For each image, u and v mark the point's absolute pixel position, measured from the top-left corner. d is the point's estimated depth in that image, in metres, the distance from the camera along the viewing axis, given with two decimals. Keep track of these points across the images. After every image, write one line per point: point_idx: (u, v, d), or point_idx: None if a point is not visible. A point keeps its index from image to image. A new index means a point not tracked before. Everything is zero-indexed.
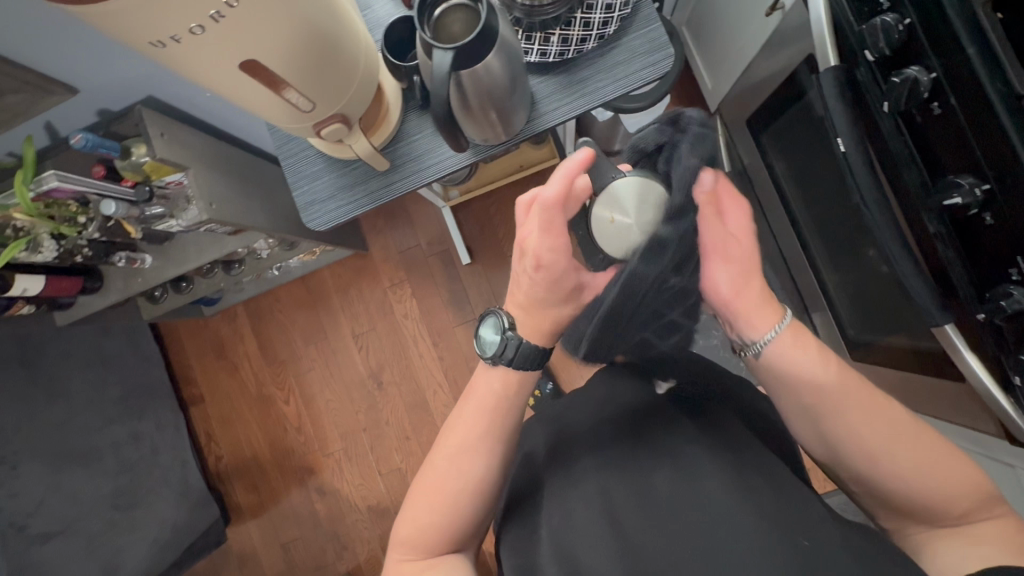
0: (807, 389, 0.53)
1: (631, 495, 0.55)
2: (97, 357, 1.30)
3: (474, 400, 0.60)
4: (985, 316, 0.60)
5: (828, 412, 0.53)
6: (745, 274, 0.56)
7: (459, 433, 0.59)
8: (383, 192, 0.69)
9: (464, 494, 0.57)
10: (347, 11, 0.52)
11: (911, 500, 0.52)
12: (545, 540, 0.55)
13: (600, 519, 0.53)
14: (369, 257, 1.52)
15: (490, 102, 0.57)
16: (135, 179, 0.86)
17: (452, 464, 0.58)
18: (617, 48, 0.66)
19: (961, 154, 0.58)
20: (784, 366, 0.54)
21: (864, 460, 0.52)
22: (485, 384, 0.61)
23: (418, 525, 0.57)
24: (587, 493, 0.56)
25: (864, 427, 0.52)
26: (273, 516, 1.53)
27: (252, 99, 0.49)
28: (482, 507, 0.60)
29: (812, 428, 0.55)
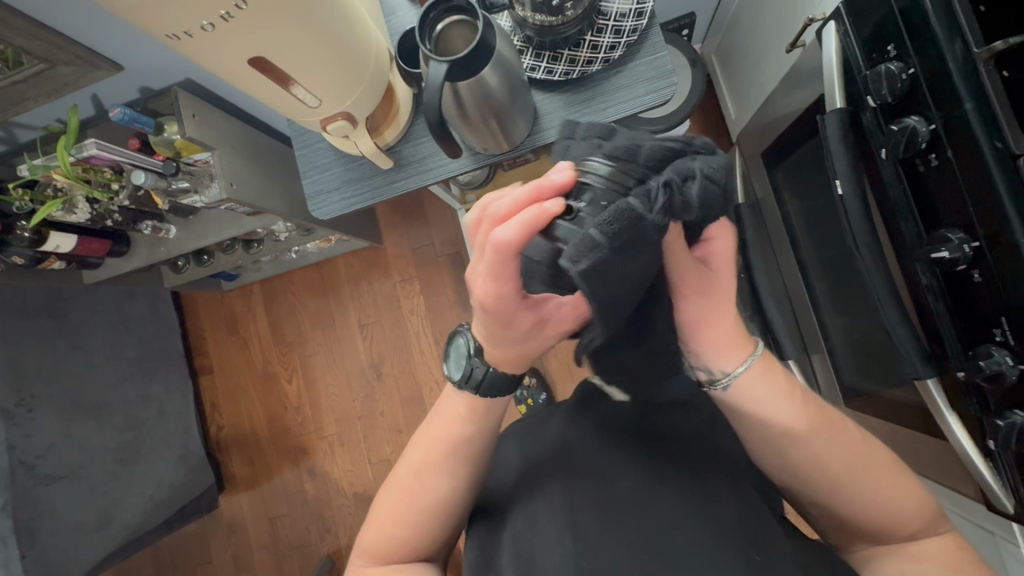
0: (765, 429, 0.54)
1: (589, 498, 0.56)
2: (118, 317, 1.38)
3: (439, 419, 0.61)
4: (965, 374, 0.59)
5: (799, 440, 0.53)
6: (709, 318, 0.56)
7: (422, 451, 0.60)
8: (387, 187, 0.72)
9: (427, 512, 0.59)
10: (357, 15, 0.55)
11: (866, 520, 0.53)
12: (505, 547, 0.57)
13: (558, 513, 0.56)
14: (383, 250, 1.56)
15: (490, 113, 0.59)
16: (166, 155, 0.92)
17: (418, 480, 0.59)
18: (622, 73, 0.68)
19: (953, 207, 0.57)
20: (754, 398, 0.55)
21: (826, 484, 0.53)
22: (450, 403, 0.61)
23: (377, 535, 0.60)
24: (551, 501, 0.57)
25: (830, 452, 0.53)
26: (264, 491, 1.58)
27: (262, 93, 0.53)
28: (449, 527, 0.61)
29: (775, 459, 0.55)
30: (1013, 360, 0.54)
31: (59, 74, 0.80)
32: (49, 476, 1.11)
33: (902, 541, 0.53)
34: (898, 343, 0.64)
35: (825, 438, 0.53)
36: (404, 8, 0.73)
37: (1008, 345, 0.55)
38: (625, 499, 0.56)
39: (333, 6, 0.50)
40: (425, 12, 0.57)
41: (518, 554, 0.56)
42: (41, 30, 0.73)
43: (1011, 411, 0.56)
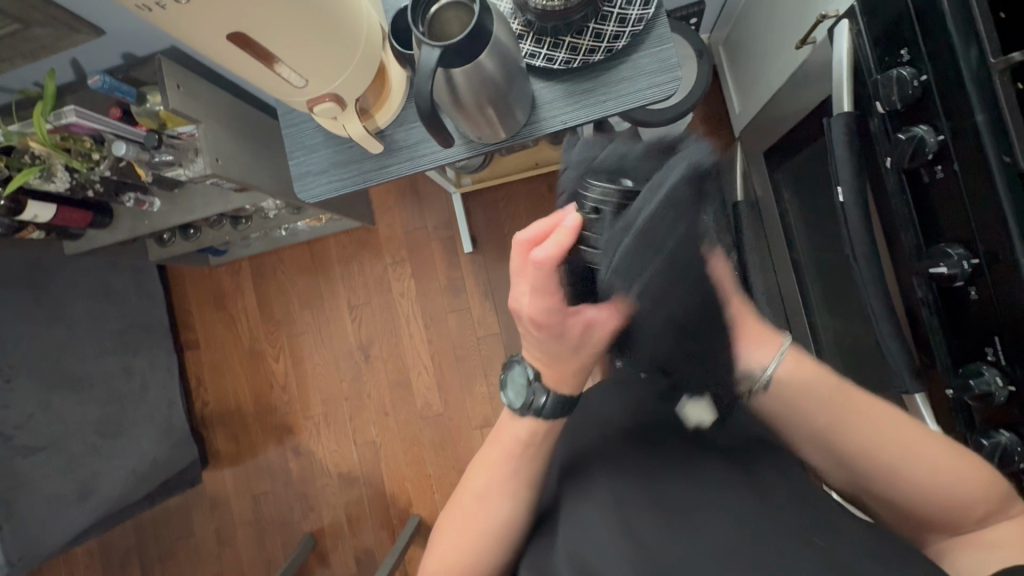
0: (805, 400, 0.54)
1: (645, 496, 0.56)
2: (101, 288, 1.35)
3: (497, 445, 0.61)
4: (954, 392, 0.58)
5: (843, 421, 0.53)
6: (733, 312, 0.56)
7: (481, 476, 0.60)
8: (375, 173, 0.70)
9: (497, 542, 0.59)
10: None
11: (932, 506, 0.51)
12: (562, 554, 0.56)
13: (610, 513, 0.55)
14: (375, 231, 1.53)
15: (485, 101, 0.56)
16: (149, 126, 0.88)
17: (477, 506, 0.59)
18: (625, 64, 0.65)
19: (956, 221, 0.56)
20: (789, 389, 0.55)
21: (877, 469, 0.52)
22: (511, 430, 0.61)
23: (433, 559, 0.61)
24: (600, 499, 0.57)
25: (876, 433, 0.51)
26: (249, 467, 1.58)
27: (244, 71, 0.50)
28: (505, 549, 0.61)
29: (822, 447, 0.55)
30: (1003, 381, 0.54)
31: (35, 36, 0.76)
32: (29, 448, 1.12)
33: (975, 527, 0.51)
34: (889, 357, 0.63)
35: (865, 418, 0.52)
36: None
37: (999, 365, 0.55)
38: (680, 501, 0.55)
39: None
40: None
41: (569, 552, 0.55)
42: None
43: (996, 430, 0.55)
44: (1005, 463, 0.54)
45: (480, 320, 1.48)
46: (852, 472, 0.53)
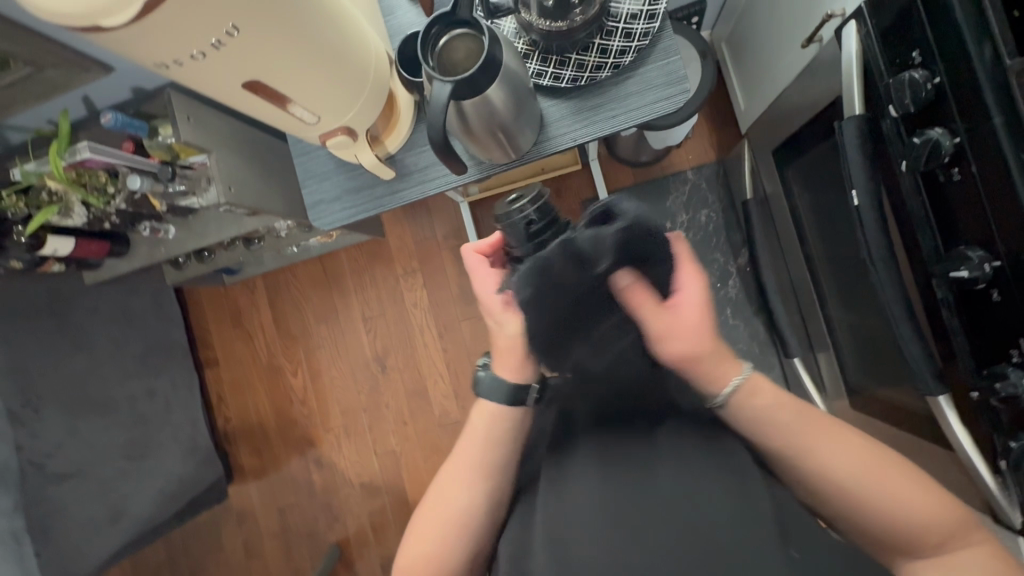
0: (762, 426, 0.58)
1: (630, 490, 0.56)
2: (121, 313, 1.37)
3: (468, 437, 0.66)
4: (979, 394, 0.58)
5: (804, 445, 0.57)
6: (699, 346, 0.59)
7: (452, 468, 0.65)
8: (387, 198, 0.70)
9: (452, 525, 0.63)
10: (354, 27, 0.53)
11: (890, 531, 0.54)
12: (540, 526, 0.58)
13: (599, 511, 0.56)
14: (385, 243, 1.54)
15: (495, 127, 0.57)
16: (162, 157, 0.90)
17: (445, 497, 0.64)
18: (632, 78, 0.65)
19: (975, 224, 0.56)
20: (752, 416, 0.59)
21: (839, 494, 0.55)
22: (478, 424, 0.66)
23: (410, 558, 0.63)
24: (588, 486, 0.58)
25: (835, 457, 0.56)
26: (273, 480, 1.61)
27: (257, 113, 0.50)
28: (472, 546, 0.64)
29: (788, 470, 0.59)
30: None
31: (48, 77, 0.77)
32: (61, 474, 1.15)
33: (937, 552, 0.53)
34: (910, 359, 0.64)
35: (824, 441, 0.57)
36: (403, 7, 0.70)
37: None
38: (664, 494, 0.55)
39: (331, 23, 0.48)
40: (427, 27, 0.53)
41: (553, 537, 0.57)
42: (25, 33, 0.70)
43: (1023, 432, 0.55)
44: None
45: None
46: (804, 489, 0.58)
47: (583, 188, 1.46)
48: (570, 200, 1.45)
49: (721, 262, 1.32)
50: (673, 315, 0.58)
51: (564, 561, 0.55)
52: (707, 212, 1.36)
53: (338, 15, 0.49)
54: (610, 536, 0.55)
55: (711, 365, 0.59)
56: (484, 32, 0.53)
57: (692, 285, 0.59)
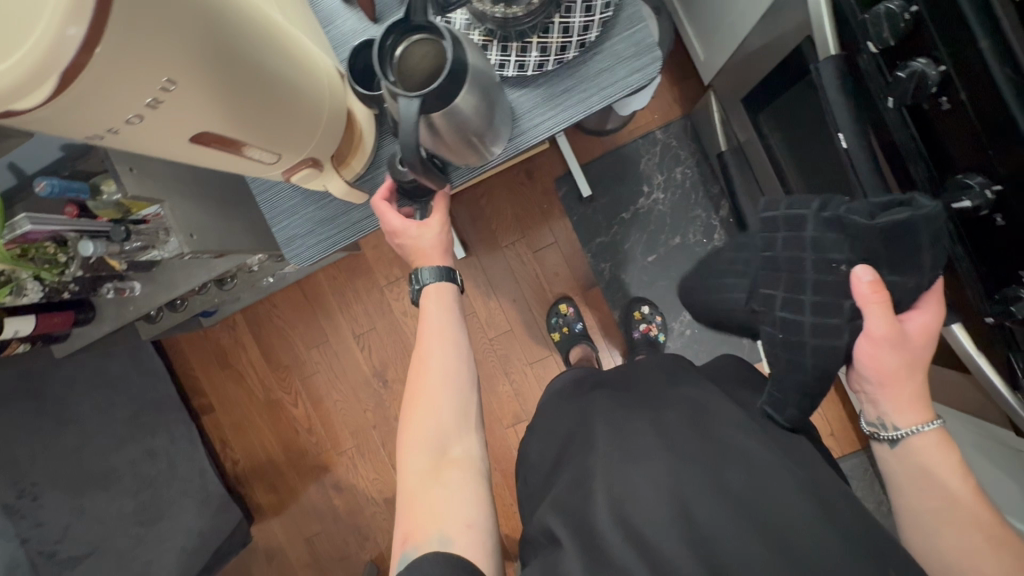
0: (927, 493, 0.58)
1: (700, 472, 0.55)
2: (102, 379, 1.31)
3: (433, 303, 0.66)
4: (993, 318, 0.58)
5: (950, 525, 0.56)
6: (902, 372, 0.59)
7: (435, 332, 0.64)
8: (364, 222, 0.67)
9: (445, 373, 0.63)
10: (299, 51, 0.48)
11: None
12: (601, 495, 0.55)
13: (668, 499, 0.53)
14: (361, 256, 1.50)
15: (469, 132, 0.53)
16: (113, 216, 0.84)
17: (435, 349, 0.64)
18: (600, 54, 0.61)
19: (971, 151, 0.54)
20: (921, 468, 0.59)
21: None
22: (438, 293, 0.67)
23: (418, 426, 0.60)
24: (655, 473, 0.55)
25: (981, 545, 0.54)
26: (295, 513, 1.58)
27: (212, 162, 0.46)
28: (462, 395, 0.63)
29: (925, 543, 0.58)
30: None
31: None
32: (75, 557, 1.10)
33: None
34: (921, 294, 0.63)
35: (977, 529, 0.55)
36: (342, 14, 0.66)
37: None
38: (740, 490, 0.54)
39: (274, 53, 0.44)
40: (382, 38, 0.48)
41: (621, 524, 0.52)
42: None
43: None
44: None
45: (489, 321, 1.46)
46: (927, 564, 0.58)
47: (554, 166, 1.43)
48: (543, 180, 1.42)
49: (704, 217, 1.37)
50: (889, 353, 0.57)
51: (642, 550, 0.50)
52: (681, 168, 1.37)
53: (279, 43, 0.45)
54: (680, 523, 0.51)
55: (901, 398, 0.59)
56: (443, 37, 0.48)
57: (916, 318, 0.58)
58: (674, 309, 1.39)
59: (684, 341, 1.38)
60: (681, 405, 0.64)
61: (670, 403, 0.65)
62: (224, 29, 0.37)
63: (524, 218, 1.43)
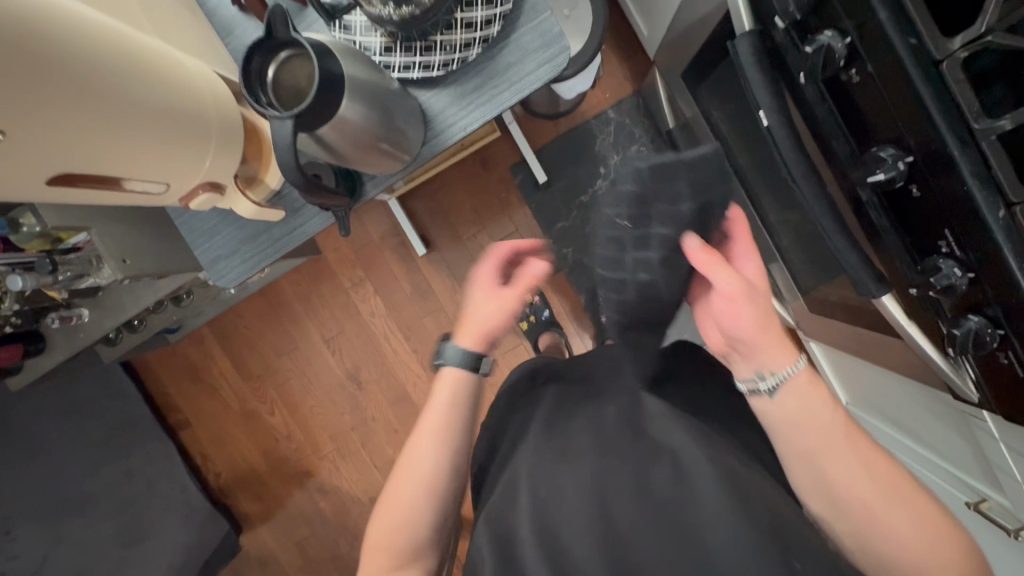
0: (806, 428, 0.51)
1: (626, 476, 0.51)
2: (70, 405, 1.30)
3: (444, 397, 0.61)
4: (917, 288, 0.58)
5: (828, 455, 0.50)
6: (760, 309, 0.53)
7: (436, 425, 0.60)
8: (284, 239, 0.67)
9: (425, 483, 0.58)
10: (176, 86, 0.51)
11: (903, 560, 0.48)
12: (526, 513, 0.52)
13: (588, 506, 0.50)
14: (323, 260, 1.48)
15: (365, 141, 0.51)
16: (42, 248, 0.81)
17: (420, 454, 0.58)
18: (507, 47, 0.60)
19: (885, 123, 0.53)
20: (794, 414, 0.52)
21: (859, 514, 0.48)
22: (447, 384, 0.62)
23: (387, 526, 0.57)
24: (579, 477, 0.52)
25: (860, 474, 0.49)
26: (283, 520, 1.58)
27: (91, 195, 0.50)
28: (441, 502, 0.59)
29: (810, 476, 0.51)
30: (961, 270, 0.53)
31: None
32: None
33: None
34: (849, 269, 0.62)
35: (862, 468, 0.49)
36: (240, 23, 0.67)
37: (955, 255, 0.53)
38: (661, 493, 0.50)
39: (147, 96, 0.47)
40: (245, 59, 0.47)
41: (541, 533, 0.50)
42: None
43: (965, 317, 0.55)
44: (978, 347, 0.54)
45: (457, 315, 1.45)
46: (810, 494, 0.52)
47: (508, 153, 1.41)
48: (499, 168, 1.40)
49: None
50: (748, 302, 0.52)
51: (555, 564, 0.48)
52: (636, 146, 1.35)
53: (150, 83, 0.48)
54: (598, 532, 0.48)
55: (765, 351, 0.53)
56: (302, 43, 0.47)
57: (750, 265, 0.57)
58: None
59: None
60: (619, 393, 0.59)
61: (609, 392, 0.60)
62: (82, 82, 0.42)
63: (483, 208, 1.42)
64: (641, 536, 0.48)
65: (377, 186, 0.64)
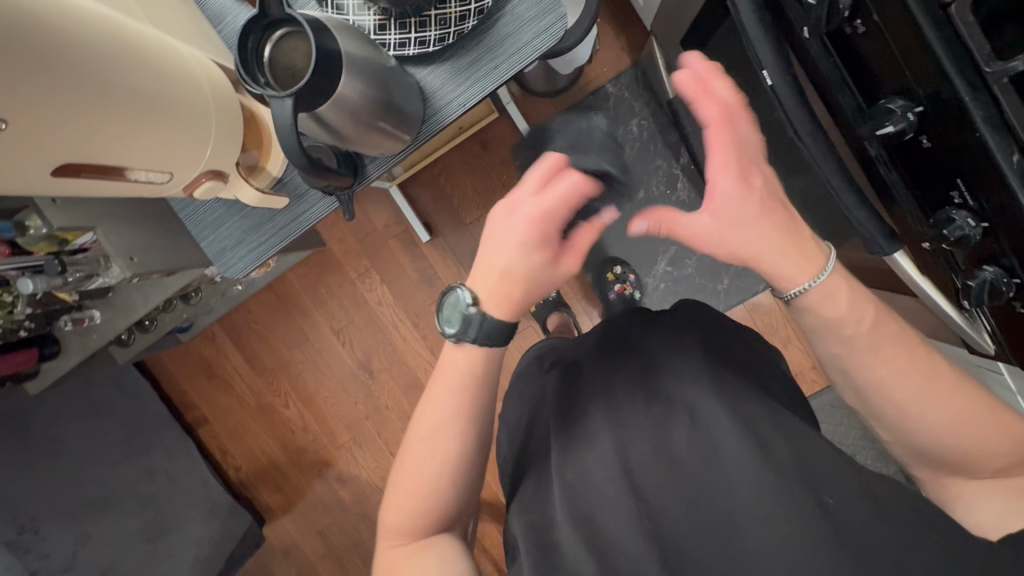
0: (841, 338, 0.51)
1: (648, 443, 0.51)
2: (88, 407, 1.33)
3: (442, 381, 0.57)
4: (930, 243, 0.57)
5: (867, 365, 0.51)
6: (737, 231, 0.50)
7: (445, 404, 0.56)
8: (291, 226, 0.67)
9: (441, 472, 0.57)
10: (169, 71, 0.50)
11: (948, 450, 0.52)
12: (557, 498, 0.52)
13: (615, 481, 0.49)
14: (328, 252, 1.48)
15: (367, 120, 0.51)
16: (50, 249, 0.82)
17: (430, 441, 0.56)
18: (504, 19, 0.59)
19: (894, 73, 0.53)
20: (844, 350, 0.52)
21: (897, 415, 0.51)
22: (451, 361, 0.58)
23: (399, 514, 0.57)
24: (600, 454, 0.52)
25: (901, 380, 0.50)
26: (304, 509, 1.60)
27: (94, 189, 0.50)
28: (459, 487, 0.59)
29: (846, 381, 0.53)
30: (975, 220, 0.52)
31: None
32: None
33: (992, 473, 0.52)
34: (860, 226, 0.62)
35: (903, 375, 0.50)
36: (232, 10, 0.66)
37: (968, 206, 0.53)
38: (682, 454, 0.50)
39: (140, 81, 0.47)
40: (240, 40, 0.46)
41: (573, 513, 0.50)
42: None
43: (979, 268, 0.54)
44: (994, 297, 0.53)
45: None
46: (850, 396, 0.55)
47: (507, 135, 1.40)
48: (498, 150, 1.39)
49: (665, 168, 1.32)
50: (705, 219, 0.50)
51: (595, 546, 0.48)
52: (637, 120, 1.33)
53: (142, 68, 0.47)
54: (630, 504, 0.48)
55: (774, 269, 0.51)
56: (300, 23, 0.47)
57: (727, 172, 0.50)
58: (648, 264, 1.38)
59: (661, 295, 1.37)
60: (633, 367, 0.58)
61: (620, 363, 0.59)
62: (73, 67, 0.41)
63: (485, 191, 1.41)
64: (677, 500, 0.48)
65: (379, 167, 0.64)
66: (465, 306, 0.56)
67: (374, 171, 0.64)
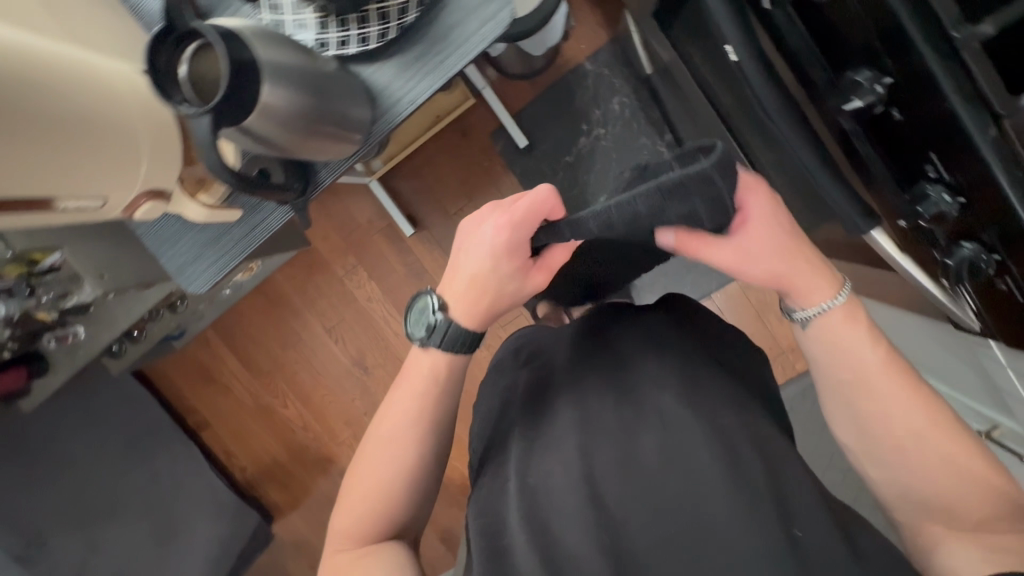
0: (848, 360, 0.54)
1: (612, 451, 0.51)
2: (89, 418, 1.35)
3: (401, 394, 0.60)
4: (908, 220, 0.55)
5: (869, 389, 0.53)
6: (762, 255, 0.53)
7: (406, 409, 0.59)
8: (247, 238, 0.67)
9: (398, 478, 0.58)
10: (75, 99, 0.53)
11: (934, 495, 0.51)
12: (515, 506, 0.51)
13: (577, 489, 0.49)
14: (314, 251, 1.47)
15: (302, 128, 0.50)
16: (18, 271, 0.78)
17: (387, 449, 0.59)
18: (446, 9, 0.57)
19: (861, 41, 0.50)
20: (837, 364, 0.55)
21: (889, 444, 0.52)
22: (415, 370, 0.60)
23: (350, 515, 0.58)
24: (566, 456, 0.52)
25: (900, 410, 0.52)
26: (311, 505, 1.63)
27: (25, 221, 0.53)
28: (419, 492, 0.60)
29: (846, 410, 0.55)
30: (950, 196, 0.50)
31: None
32: None
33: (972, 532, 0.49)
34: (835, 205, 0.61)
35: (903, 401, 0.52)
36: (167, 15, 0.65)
37: (944, 180, 0.50)
38: (647, 463, 0.49)
39: (42, 112, 0.49)
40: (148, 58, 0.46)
41: (532, 522, 0.49)
42: None
43: (958, 245, 0.52)
44: (974, 275, 0.51)
45: None
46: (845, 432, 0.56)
47: (486, 121, 1.37)
48: (478, 137, 1.36)
49: (650, 146, 1.28)
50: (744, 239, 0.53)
51: (548, 555, 0.47)
52: (618, 98, 1.29)
53: (45, 100, 0.49)
54: (590, 513, 0.47)
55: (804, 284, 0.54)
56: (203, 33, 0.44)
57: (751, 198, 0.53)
58: None
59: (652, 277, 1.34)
60: (602, 372, 0.58)
61: (592, 368, 0.59)
62: None
63: (467, 181, 1.38)
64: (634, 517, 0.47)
65: (336, 173, 0.63)
66: (430, 312, 0.60)
67: (327, 176, 0.63)
